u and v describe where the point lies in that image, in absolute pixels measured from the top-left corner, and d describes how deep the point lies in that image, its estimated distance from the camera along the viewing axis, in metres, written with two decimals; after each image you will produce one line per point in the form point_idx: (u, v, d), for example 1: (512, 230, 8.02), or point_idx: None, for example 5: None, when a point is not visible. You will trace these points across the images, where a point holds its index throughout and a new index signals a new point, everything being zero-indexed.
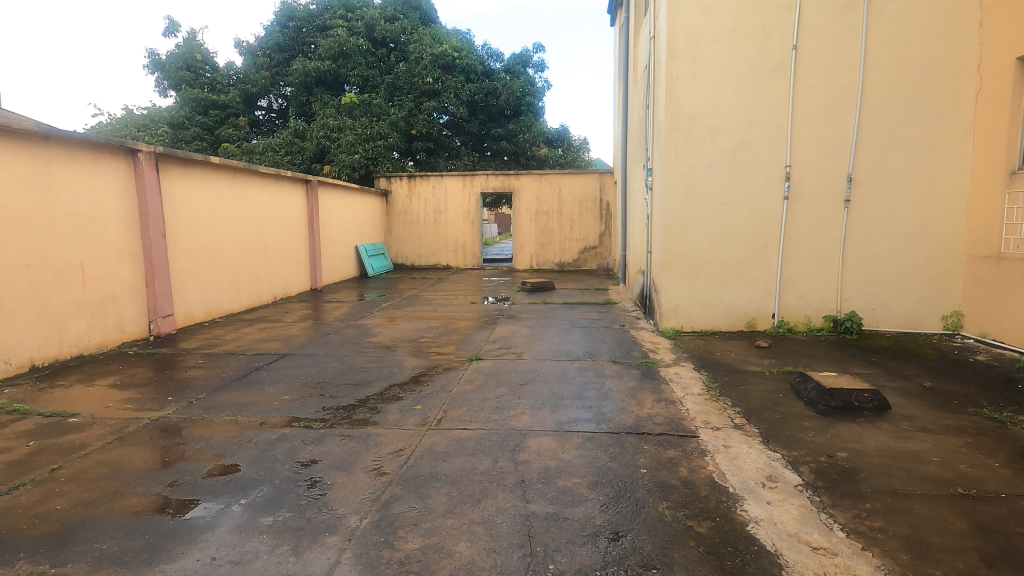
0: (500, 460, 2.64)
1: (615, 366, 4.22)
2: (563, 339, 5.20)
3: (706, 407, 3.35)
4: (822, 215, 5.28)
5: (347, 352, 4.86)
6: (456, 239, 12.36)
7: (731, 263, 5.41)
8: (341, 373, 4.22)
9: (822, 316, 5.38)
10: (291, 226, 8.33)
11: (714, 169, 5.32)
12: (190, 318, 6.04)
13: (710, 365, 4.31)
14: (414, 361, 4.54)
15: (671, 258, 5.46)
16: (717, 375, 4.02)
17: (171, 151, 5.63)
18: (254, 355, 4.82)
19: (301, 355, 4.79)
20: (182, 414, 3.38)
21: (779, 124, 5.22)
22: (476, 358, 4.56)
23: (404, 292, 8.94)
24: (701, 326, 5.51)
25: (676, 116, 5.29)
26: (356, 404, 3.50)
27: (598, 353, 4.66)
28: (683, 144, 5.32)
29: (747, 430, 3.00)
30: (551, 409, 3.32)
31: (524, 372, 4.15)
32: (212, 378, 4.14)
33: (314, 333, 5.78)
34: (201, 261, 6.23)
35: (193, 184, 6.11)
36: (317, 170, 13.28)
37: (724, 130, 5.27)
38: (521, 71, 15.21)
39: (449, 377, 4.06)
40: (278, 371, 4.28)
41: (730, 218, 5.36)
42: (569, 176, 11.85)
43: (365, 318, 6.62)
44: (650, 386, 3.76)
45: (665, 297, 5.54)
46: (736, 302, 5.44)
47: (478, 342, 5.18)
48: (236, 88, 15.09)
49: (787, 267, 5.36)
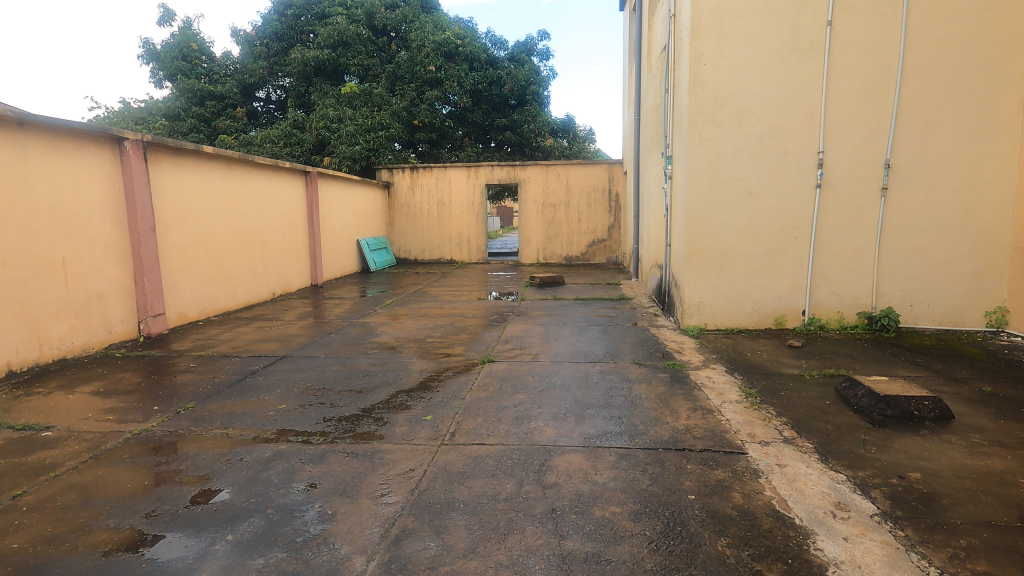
0: (526, 484, 2.32)
1: (641, 370, 3.89)
2: (580, 339, 4.87)
3: (749, 417, 3.01)
4: (857, 204, 4.93)
5: (349, 353, 4.53)
6: (460, 232, 12.02)
7: (759, 256, 5.06)
8: (343, 377, 3.90)
9: (856, 313, 5.04)
10: (290, 219, 7.99)
11: (741, 156, 4.96)
12: (183, 317, 5.71)
13: (743, 368, 3.97)
14: (422, 364, 4.21)
15: (694, 252, 5.12)
16: (754, 380, 3.69)
17: (160, 139, 5.28)
18: (249, 357, 4.49)
19: (300, 357, 4.46)
20: (167, 427, 3.06)
21: (811, 106, 4.86)
22: (488, 360, 4.23)
23: (408, 287, 8.59)
24: (726, 323, 5.18)
25: (700, 99, 4.93)
26: (360, 414, 3.17)
27: (619, 354, 4.33)
28: (708, 129, 4.96)
29: (799, 445, 2.67)
30: (576, 421, 2.99)
31: (542, 376, 3.82)
32: (203, 384, 3.81)
33: (313, 332, 5.44)
34: (195, 256, 5.90)
35: (184, 175, 5.76)
36: (317, 162, 12.93)
37: (752, 114, 4.91)
38: (526, 59, 14.78)
39: (461, 382, 3.73)
40: (274, 375, 3.96)
41: (757, 209, 5.01)
42: (577, 167, 11.48)
43: (368, 316, 6.29)
44: (683, 393, 3.42)
45: (688, 293, 5.19)
46: (764, 298, 5.10)
47: (489, 342, 4.85)
48: (234, 78, 14.71)
49: (818, 261, 5.02)
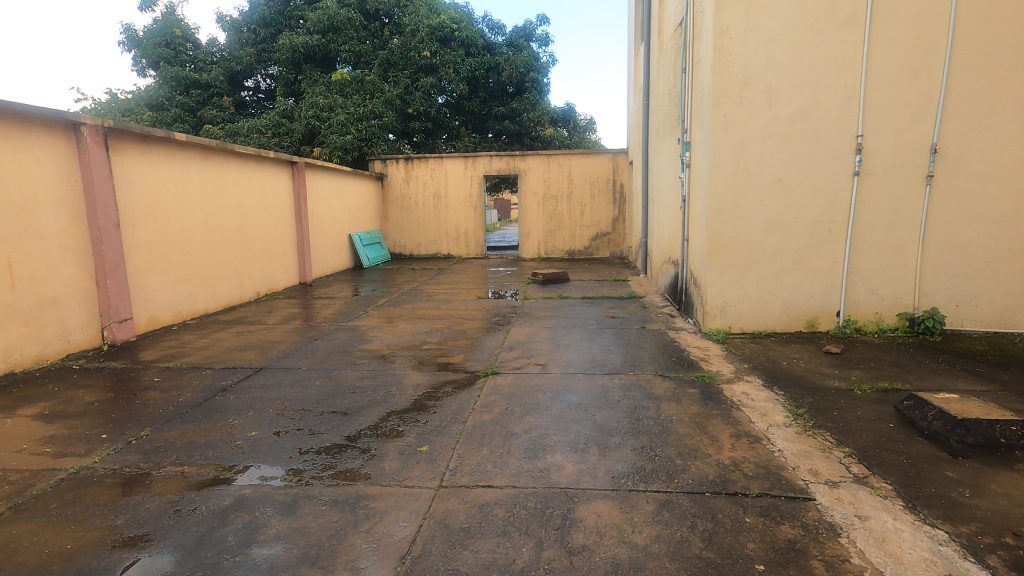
0: (547, 547, 1.84)
1: (666, 385, 3.40)
2: (593, 345, 4.38)
3: (805, 447, 2.53)
4: (899, 194, 4.45)
5: (336, 364, 4.03)
6: (458, 226, 11.50)
7: (789, 252, 4.57)
8: (326, 395, 3.40)
9: (896, 314, 4.57)
10: (275, 213, 7.46)
11: (771, 141, 4.47)
12: (154, 322, 5.20)
13: (782, 381, 3.50)
14: (416, 377, 3.72)
15: (718, 247, 4.62)
16: (798, 396, 3.21)
17: (125, 125, 4.75)
18: (222, 369, 3.99)
19: (279, 368, 3.96)
20: (113, 462, 2.56)
21: (849, 84, 4.36)
22: (492, 372, 3.73)
23: (402, 285, 8.08)
24: (752, 326, 4.70)
25: (725, 76, 4.42)
26: (343, 446, 2.68)
27: (639, 364, 3.85)
28: (734, 111, 4.46)
29: (876, 487, 2.19)
30: (601, 455, 2.50)
31: (554, 392, 3.33)
32: (164, 404, 3.31)
33: (298, 338, 4.94)
34: (166, 254, 5.38)
35: (154, 165, 5.24)
36: (307, 153, 12.36)
37: (783, 94, 4.41)
38: (525, 44, 14.18)
39: (462, 400, 3.25)
40: (247, 392, 3.46)
41: (788, 199, 4.52)
42: (579, 157, 10.96)
43: (358, 318, 5.79)
44: (720, 414, 2.94)
45: (710, 293, 4.71)
46: (794, 298, 4.62)
47: (492, 349, 4.36)
48: (219, 66, 14.06)
49: (855, 257, 4.54)
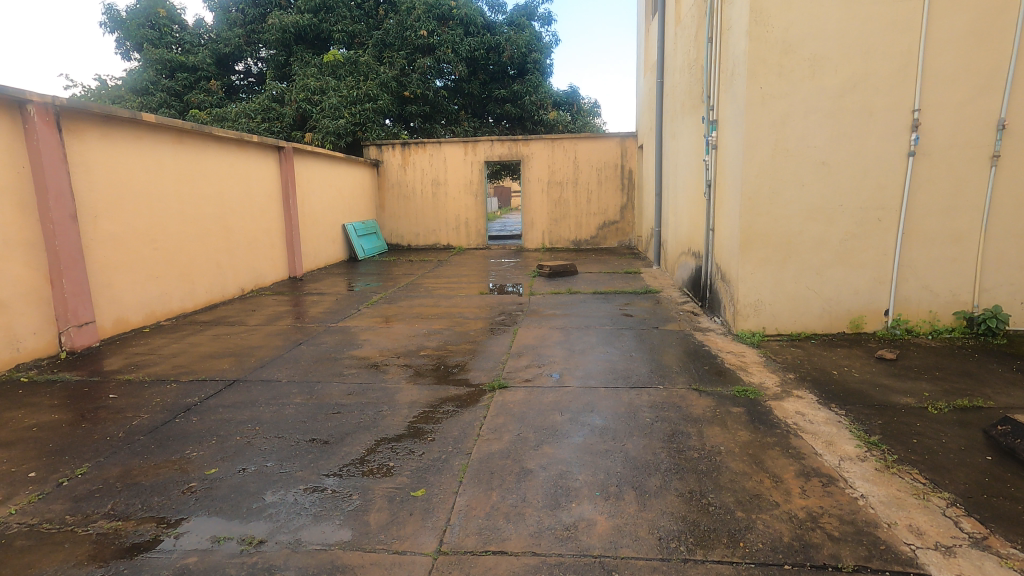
0: None
1: (705, 403, 2.89)
2: (613, 351, 3.86)
3: (894, 493, 2.03)
4: (960, 177, 3.92)
5: (320, 376, 3.52)
6: (458, 215, 10.95)
7: (833, 243, 4.05)
8: (305, 418, 2.89)
9: (952, 313, 4.07)
10: (261, 202, 6.91)
11: (814, 117, 3.93)
12: (123, 324, 4.70)
13: (840, 396, 2.98)
14: (412, 392, 3.22)
15: (752, 239, 4.10)
16: (864, 417, 2.70)
17: (81, 104, 4.20)
18: (190, 382, 3.47)
19: (255, 381, 3.45)
20: (32, 515, 2.06)
21: (905, 51, 3.81)
22: (499, 386, 3.23)
23: (399, 279, 7.55)
24: (789, 327, 4.19)
25: (763, 43, 3.86)
26: (320, 490, 2.18)
27: (669, 376, 3.34)
28: (773, 82, 3.90)
29: (1004, 555, 1.69)
30: (641, 505, 1.99)
31: (574, 413, 2.82)
32: (113, 430, 2.79)
33: (280, 342, 4.42)
34: (135, 249, 4.85)
35: (119, 149, 4.70)
36: (298, 138, 11.76)
37: (829, 63, 3.86)
38: (527, 23, 13.51)
39: (465, 425, 2.74)
40: (214, 414, 2.95)
41: (832, 184, 3.99)
42: (585, 141, 10.39)
43: (349, 318, 5.27)
44: (777, 443, 2.43)
45: (743, 289, 4.18)
46: (837, 295, 4.11)
47: (498, 356, 3.85)
48: (206, 48, 13.42)
49: (907, 249, 4.02)
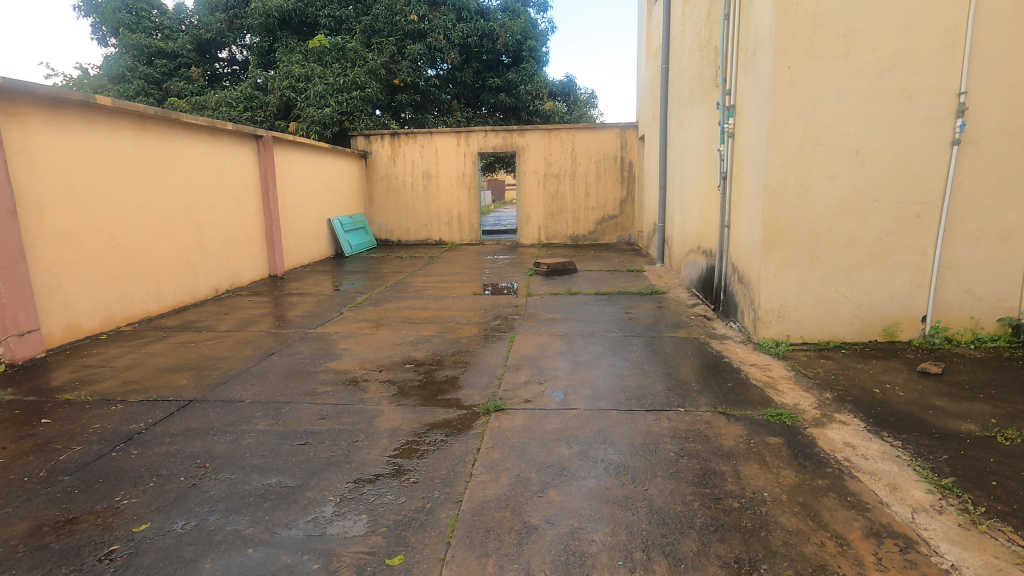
0: None
1: (737, 432, 2.47)
2: (623, 365, 3.43)
3: (992, 561, 1.62)
4: (1007, 169, 3.53)
5: (290, 396, 3.07)
6: (450, 209, 10.48)
7: (866, 241, 3.63)
8: (266, 451, 2.44)
9: (996, 320, 3.70)
10: (237, 195, 6.42)
11: (847, 100, 3.50)
12: (75, 331, 4.23)
13: (890, 422, 2.58)
14: (394, 416, 2.78)
15: (776, 237, 3.67)
16: (927, 450, 2.29)
17: (20, 84, 3.70)
18: (139, 403, 3.01)
19: (215, 402, 2.99)
20: None
21: (952, 26, 3.39)
22: (496, 408, 2.80)
23: (387, 278, 7.09)
24: (816, 335, 3.78)
25: (791, 16, 3.42)
26: (275, 557, 1.74)
27: (690, 396, 2.91)
28: (802, 61, 3.47)
29: None
30: None
31: (585, 446, 2.39)
32: (34, 467, 2.33)
33: (250, 352, 3.96)
34: (90, 247, 4.37)
35: (69, 135, 4.21)
36: (282, 128, 11.22)
37: (866, 39, 3.43)
38: (522, 9, 12.99)
39: (455, 461, 2.30)
40: (160, 447, 2.50)
41: (866, 175, 3.57)
42: (584, 131, 9.94)
43: (329, 323, 4.81)
44: (832, 487, 2.02)
45: (765, 293, 3.76)
46: (870, 299, 3.70)
47: (493, 370, 3.41)
48: (187, 34, 12.84)
49: (949, 249, 3.62)
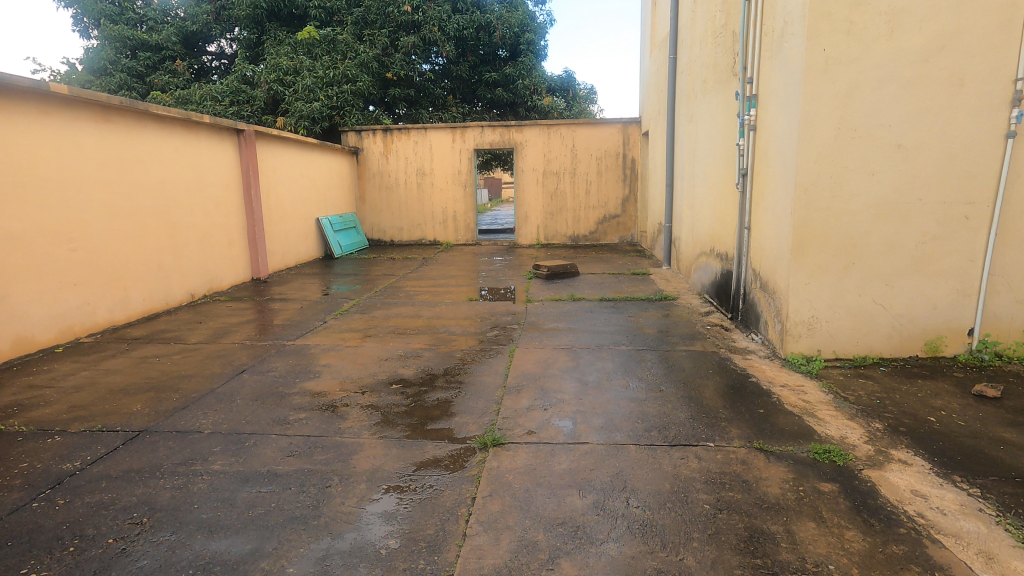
0: None
1: (781, 476, 2.08)
2: (637, 386, 3.02)
3: None
4: None
5: (257, 425, 2.65)
6: (445, 208, 10.07)
7: (908, 245, 3.24)
8: (218, 500, 2.03)
9: None
10: (215, 193, 5.99)
11: (889, 87, 3.11)
12: (26, 344, 3.81)
13: (959, 460, 2.19)
14: (374, 453, 2.37)
15: (807, 240, 3.28)
16: (1014, 501, 1.91)
17: None
18: (79, 436, 2.59)
19: (167, 434, 2.57)
20: None
21: (1008, 5, 3.01)
22: (494, 443, 2.39)
23: (377, 281, 6.67)
24: (850, 350, 3.39)
25: None
26: None
27: (720, 427, 2.51)
28: (839, 43, 3.08)
29: None
30: None
31: (603, 495, 1.98)
32: None
33: (218, 369, 3.54)
34: (44, 250, 3.94)
35: (19, 126, 3.77)
36: (270, 122, 10.79)
37: (912, 18, 3.04)
38: None
39: (445, 517, 1.89)
40: (91, 495, 2.08)
41: (909, 171, 3.18)
42: (584, 127, 9.54)
43: (311, 333, 4.39)
44: (913, 557, 1.63)
45: (794, 303, 3.36)
46: (910, 310, 3.32)
47: (491, 392, 3.00)
48: (172, 25, 12.35)
49: (1000, 254, 3.24)
